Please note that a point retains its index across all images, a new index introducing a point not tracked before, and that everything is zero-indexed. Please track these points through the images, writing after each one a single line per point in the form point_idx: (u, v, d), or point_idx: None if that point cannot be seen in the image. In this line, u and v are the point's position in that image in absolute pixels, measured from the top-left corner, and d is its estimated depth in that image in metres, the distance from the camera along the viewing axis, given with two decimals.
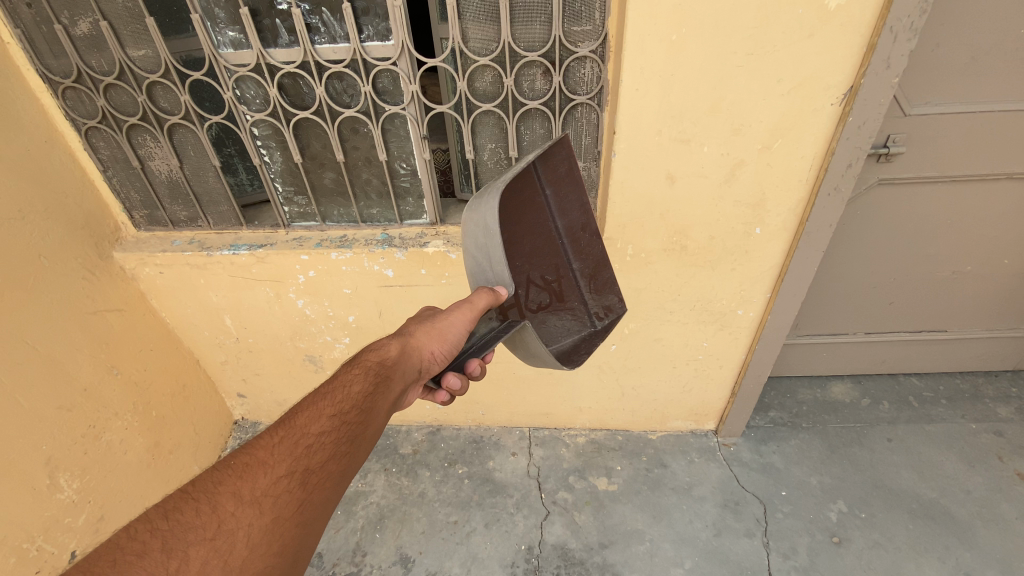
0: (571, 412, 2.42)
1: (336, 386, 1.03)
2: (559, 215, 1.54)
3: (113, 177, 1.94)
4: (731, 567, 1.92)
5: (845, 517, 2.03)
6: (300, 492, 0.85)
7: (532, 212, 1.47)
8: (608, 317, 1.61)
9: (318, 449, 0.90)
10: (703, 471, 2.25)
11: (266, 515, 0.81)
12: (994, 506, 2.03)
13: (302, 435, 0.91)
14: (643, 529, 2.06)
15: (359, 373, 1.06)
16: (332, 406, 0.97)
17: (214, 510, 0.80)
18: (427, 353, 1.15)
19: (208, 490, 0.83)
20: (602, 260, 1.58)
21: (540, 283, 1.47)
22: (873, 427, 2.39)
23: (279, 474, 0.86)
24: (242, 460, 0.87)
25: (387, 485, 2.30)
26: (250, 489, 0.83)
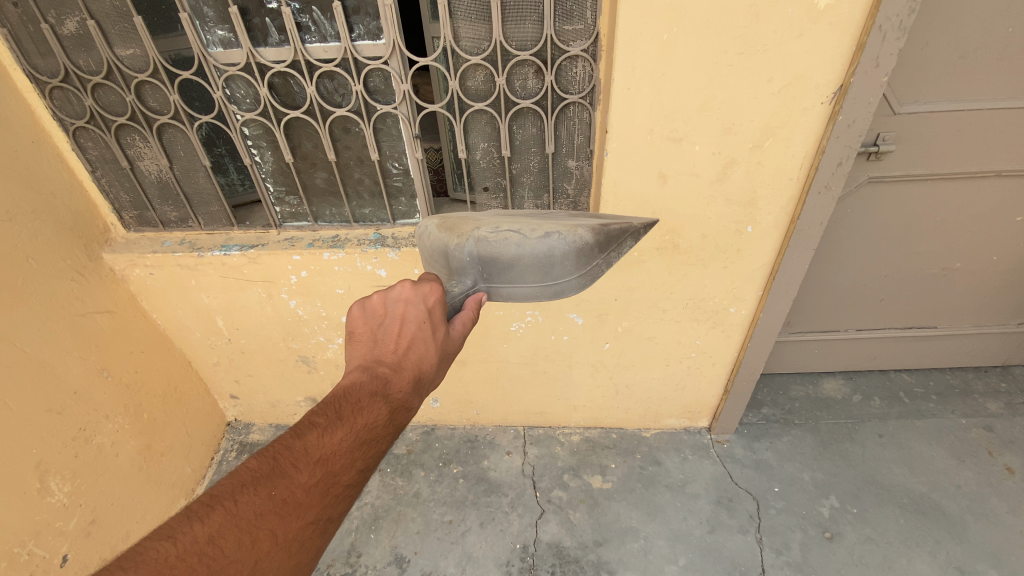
0: (565, 411, 2.42)
1: (366, 427, 0.89)
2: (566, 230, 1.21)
3: (102, 178, 1.92)
4: (724, 563, 1.93)
5: (837, 512, 2.05)
6: (320, 540, 0.82)
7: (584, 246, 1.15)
8: None
9: (344, 503, 0.85)
10: (697, 469, 2.26)
11: (294, 562, 0.78)
12: (984, 500, 2.05)
13: (335, 484, 0.84)
14: (637, 526, 2.07)
15: (391, 423, 0.93)
16: (366, 457, 0.88)
17: (252, 542, 0.75)
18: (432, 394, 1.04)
19: (251, 520, 0.76)
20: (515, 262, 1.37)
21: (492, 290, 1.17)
22: (864, 423, 2.40)
23: (310, 520, 0.81)
24: (281, 492, 0.79)
25: (382, 486, 2.30)
26: (285, 530, 0.78)
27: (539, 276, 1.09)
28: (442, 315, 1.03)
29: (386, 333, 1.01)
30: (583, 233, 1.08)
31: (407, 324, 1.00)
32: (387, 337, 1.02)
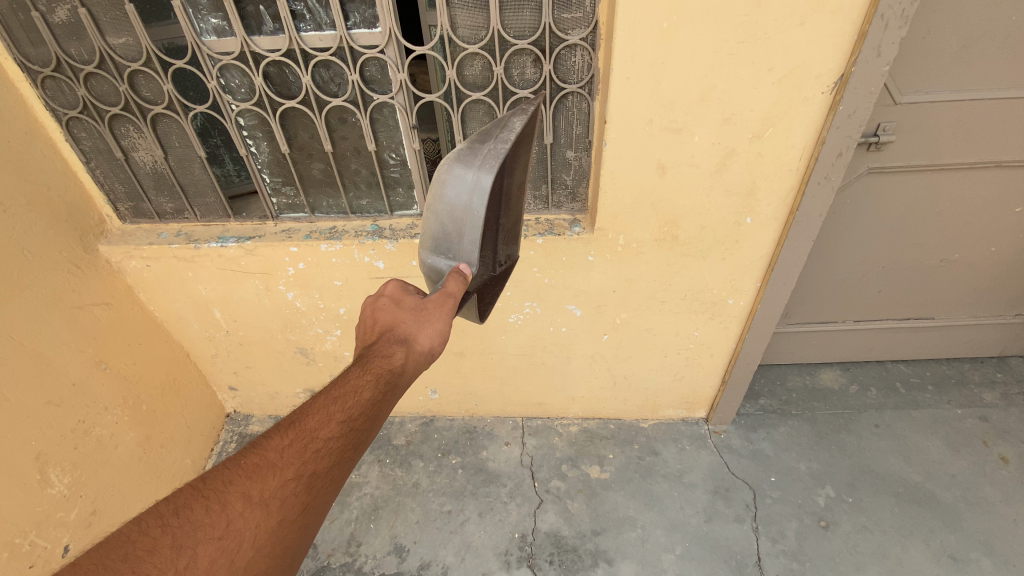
0: (564, 403, 2.43)
1: (342, 389, 0.94)
2: (510, 173, 1.19)
3: (96, 169, 1.91)
4: (721, 552, 1.95)
5: (833, 502, 2.07)
6: (308, 497, 0.82)
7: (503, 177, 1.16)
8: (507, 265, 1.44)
9: (324, 455, 0.86)
10: (694, 459, 2.27)
11: (274, 519, 0.79)
12: (978, 489, 2.07)
13: (312, 441, 0.86)
14: (635, 516, 2.09)
15: (369, 377, 0.95)
16: (342, 412, 0.90)
17: (223, 507, 0.78)
18: (427, 347, 1.04)
19: (219, 488, 0.80)
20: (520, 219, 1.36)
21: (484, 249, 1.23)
22: (860, 413, 2.42)
23: (288, 477, 0.82)
24: (251, 460, 0.84)
25: (381, 477, 2.31)
26: (260, 490, 0.81)
27: (456, 213, 1.11)
28: (400, 292, 1.12)
29: (361, 334, 1.14)
30: (448, 158, 1.13)
31: (373, 316, 1.12)
32: (363, 337, 1.13)
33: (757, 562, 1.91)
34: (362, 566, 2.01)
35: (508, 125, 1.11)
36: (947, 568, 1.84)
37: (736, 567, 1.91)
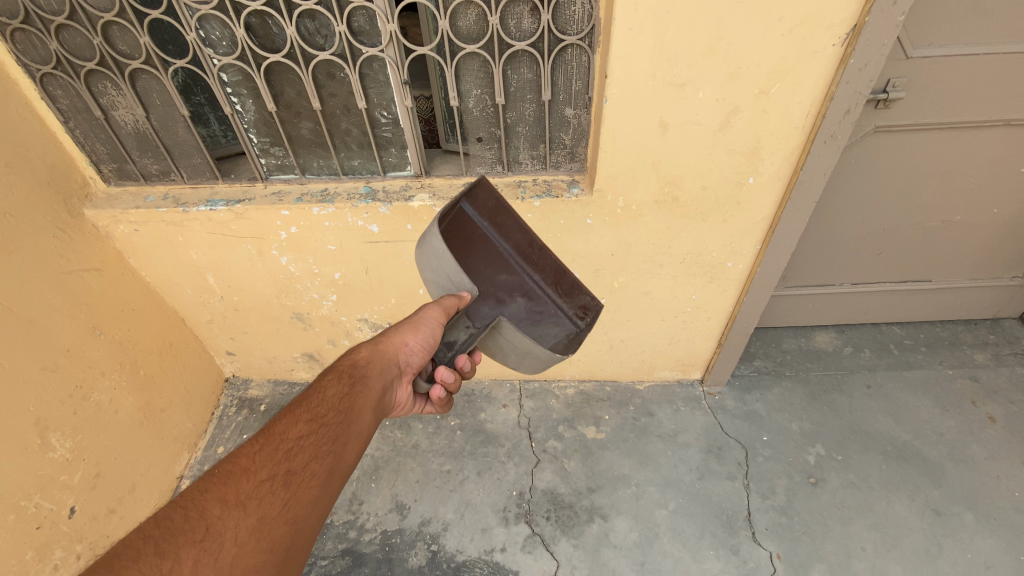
0: (561, 366, 2.45)
1: (310, 393, 1.10)
2: (504, 238, 1.65)
3: (75, 129, 1.83)
4: (712, 508, 2.01)
5: (823, 459, 2.12)
6: (285, 491, 0.89)
7: (478, 244, 1.62)
8: (588, 313, 1.65)
9: (296, 453, 0.95)
10: (688, 420, 2.31)
11: (254, 516, 0.84)
12: (965, 447, 2.13)
13: (282, 442, 0.96)
14: (630, 474, 2.14)
15: (333, 379, 1.16)
16: (308, 413, 1.04)
17: (201, 514, 0.82)
18: (401, 344, 1.28)
19: (196, 497, 0.84)
20: (558, 266, 1.62)
21: (507, 295, 1.62)
22: (853, 374, 2.45)
23: (262, 477, 0.89)
24: (225, 468, 0.90)
25: (382, 438, 2.35)
26: (236, 492, 0.86)
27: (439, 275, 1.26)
28: None
29: None
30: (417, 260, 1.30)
31: None
32: None
33: (748, 517, 1.97)
34: (365, 524, 2.07)
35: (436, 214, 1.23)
36: (931, 521, 1.91)
37: (727, 521, 1.97)
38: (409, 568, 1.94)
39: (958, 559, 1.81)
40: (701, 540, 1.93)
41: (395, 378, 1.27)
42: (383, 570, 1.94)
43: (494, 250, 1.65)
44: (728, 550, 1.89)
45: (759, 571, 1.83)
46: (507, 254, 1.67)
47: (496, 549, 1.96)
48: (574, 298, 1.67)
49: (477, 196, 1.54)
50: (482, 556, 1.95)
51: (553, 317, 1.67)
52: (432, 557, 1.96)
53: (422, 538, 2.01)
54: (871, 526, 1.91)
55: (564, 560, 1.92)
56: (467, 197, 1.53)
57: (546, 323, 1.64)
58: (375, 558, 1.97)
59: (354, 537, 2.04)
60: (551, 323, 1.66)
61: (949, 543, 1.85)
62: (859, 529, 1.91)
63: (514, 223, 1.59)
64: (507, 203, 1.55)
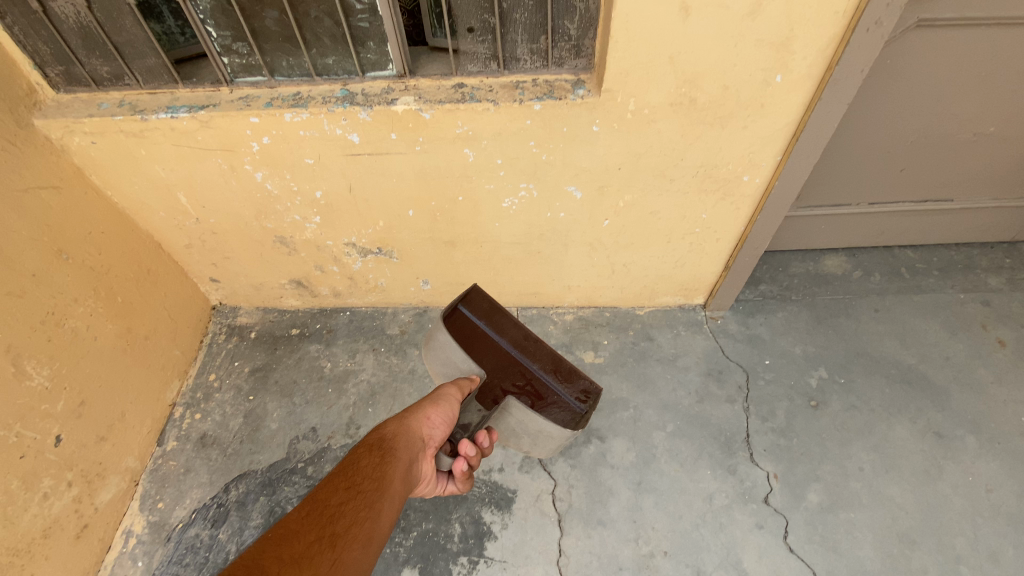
0: (560, 292, 2.34)
1: (344, 466, 1.11)
2: (501, 335, 1.68)
3: (12, 25, 1.57)
4: (711, 430, 2.00)
5: (825, 383, 2.09)
6: (332, 552, 0.87)
7: (478, 344, 1.65)
8: (591, 398, 1.60)
9: (339, 517, 0.95)
10: (690, 345, 2.26)
11: (309, 572, 0.81)
12: (971, 371, 2.10)
13: (324, 507, 0.96)
14: (628, 398, 2.11)
15: (364, 451, 1.18)
16: (346, 481, 1.04)
17: (258, 573, 0.79)
18: (425, 422, 1.34)
19: (252, 559, 0.82)
20: (555, 356, 1.66)
21: (515, 392, 1.59)
22: (861, 298, 2.38)
23: (310, 538, 0.88)
24: (275, 532, 0.88)
25: (377, 365, 2.30)
26: (290, 552, 0.84)
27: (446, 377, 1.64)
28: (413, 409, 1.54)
29: None
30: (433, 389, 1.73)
31: None
32: None
33: (746, 438, 1.97)
34: None
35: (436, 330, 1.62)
36: (931, 443, 1.91)
37: (725, 443, 1.97)
38: None
39: (957, 480, 1.83)
40: (699, 460, 1.93)
41: (421, 451, 1.30)
42: None
43: (502, 361, 1.64)
44: (725, 470, 1.90)
45: (755, 490, 1.85)
46: (507, 349, 1.66)
47: (495, 470, 1.97)
48: (576, 386, 1.62)
49: (470, 303, 1.71)
50: (481, 476, 1.96)
51: (556, 406, 1.59)
52: None
53: None
54: (870, 448, 1.92)
55: (562, 480, 1.93)
56: (464, 301, 1.70)
57: (551, 407, 1.59)
58: None
59: None
60: (553, 410, 1.59)
61: (947, 464, 1.86)
62: (857, 450, 1.91)
63: (512, 324, 1.68)
64: (498, 305, 1.70)
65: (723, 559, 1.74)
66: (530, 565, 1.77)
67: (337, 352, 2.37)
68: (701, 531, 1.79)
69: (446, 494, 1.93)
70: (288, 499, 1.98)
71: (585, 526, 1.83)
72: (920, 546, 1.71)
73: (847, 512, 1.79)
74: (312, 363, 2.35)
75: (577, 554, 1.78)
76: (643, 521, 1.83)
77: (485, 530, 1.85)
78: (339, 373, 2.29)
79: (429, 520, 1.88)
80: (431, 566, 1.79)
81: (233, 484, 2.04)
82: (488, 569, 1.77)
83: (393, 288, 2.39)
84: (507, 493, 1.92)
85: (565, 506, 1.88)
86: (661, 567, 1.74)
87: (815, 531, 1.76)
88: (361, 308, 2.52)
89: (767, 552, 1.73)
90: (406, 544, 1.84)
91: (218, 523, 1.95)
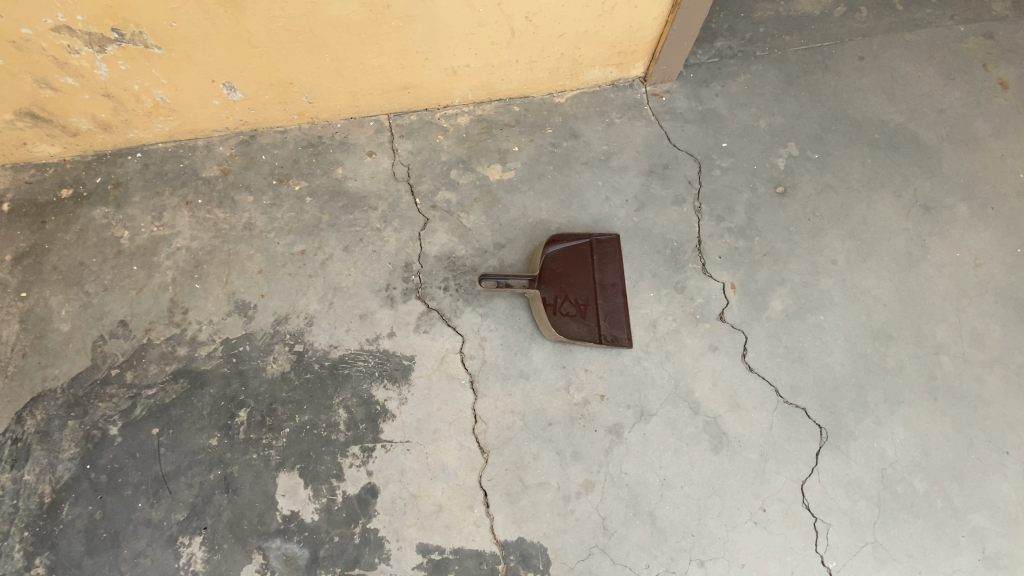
0: (442, 80, 1.58)
1: None
2: (581, 300, 1.45)
3: None
4: (654, 242, 1.54)
5: (795, 162, 1.61)
6: None
7: (579, 315, 1.44)
8: (574, 242, 1.49)
9: None
10: (625, 135, 1.65)
11: None
12: (967, 124, 1.66)
13: None
14: (549, 220, 1.57)
15: None
16: None
17: None
18: None
19: None
20: (598, 277, 1.47)
21: (574, 297, 1.45)
22: (845, 44, 1.77)
23: None
24: None
25: (195, 224, 1.59)
26: None
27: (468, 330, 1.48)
28: None
29: None
30: (474, 347, 1.46)
31: None
32: None
33: (698, 247, 1.53)
34: (195, 336, 1.49)
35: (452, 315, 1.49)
36: (916, 218, 1.55)
37: (671, 256, 1.53)
38: (269, 377, 1.44)
39: (943, 260, 1.51)
40: (640, 282, 1.50)
41: None
42: (234, 386, 1.44)
43: (589, 309, 1.45)
44: (671, 290, 1.49)
45: (709, 307, 1.48)
46: (593, 297, 1.45)
47: (383, 336, 1.47)
48: (608, 327, 1.44)
49: (560, 318, 1.43)
50: (365, 346, 1.46)
51: (581, 274, 1.47)
52: (297, 361, 1.45)
53: (280, 340, 1.47)
54: (847, 236, 1.53)
55: (471, 333, 1.48)
56: (578, 332, 1.43)
57: (566, 320, 1.43)
58: (221, 374, 1.46)
59: (186, 354, 1.48)
60: (580, 272, 1.47)
61: (934, 242, 1.53)
62: (831, 240, 1.53)
63: (616, 271, 1.48)
64: (570, 310, 1.44)
65: (671, 393, 1.41)
66: (440, 441, 1.39)
67: (135, 216, 1.63)
68: (644, 365, 1.43)
69: (322, 376, 1.44)
70: (107, 417, 1.46)
71: (504, 384, 1.43)
72: (896, 341, 1.44)
73: (815, 316, 1.46)
74: (101, 236, 1.62)
75: (496, 418, 1.40)
76: (575, 365, 1.44)
77: (379, 411, 1.41)
78: (144, 244, 1.60)
79: (305, 411, 1.42)
80: (313, 465, 1.38)
81: (26, 412, 1.47)
82: (387, 455, 1.38)
83: (187, 107, 1.56)
84: (402, 362, 1.45)
85: (478, 365, 1.45)
86: (598, 414, 1.40)
87: (779, 343, 1.44)
88: (157, 146, 1.69)
89: (722, 375, 1.42)
90: (278, 445, 1.40)
91: (19, 463, 1.44)
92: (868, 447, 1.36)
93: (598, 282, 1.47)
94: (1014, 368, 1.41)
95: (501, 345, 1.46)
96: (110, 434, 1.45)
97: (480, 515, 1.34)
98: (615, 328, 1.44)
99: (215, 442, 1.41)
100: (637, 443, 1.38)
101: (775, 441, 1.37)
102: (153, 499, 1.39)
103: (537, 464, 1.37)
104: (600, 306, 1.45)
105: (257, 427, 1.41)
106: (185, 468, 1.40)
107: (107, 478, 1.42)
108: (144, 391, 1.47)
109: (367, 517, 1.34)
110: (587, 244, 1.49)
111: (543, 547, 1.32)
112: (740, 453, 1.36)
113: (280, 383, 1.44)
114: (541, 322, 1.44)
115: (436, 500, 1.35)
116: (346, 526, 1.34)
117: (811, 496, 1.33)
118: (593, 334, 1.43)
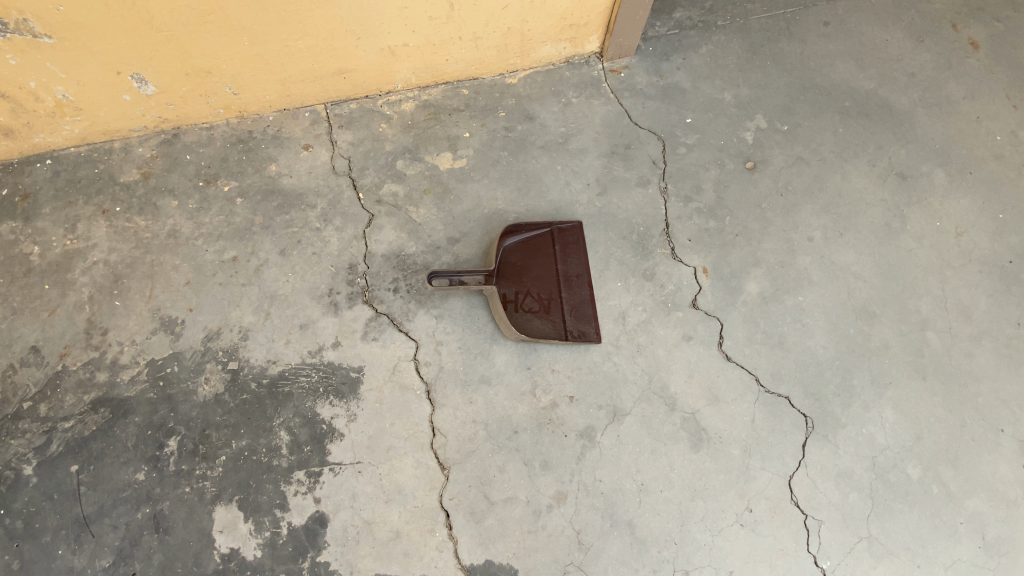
0: (380, 63, 1.45)
1: None
2: (543, 295, 1.33)
3: None
4: (619, 227, 1.43)
5: (764, 135, 1.51)
6: None
7: (541, 310, 1.32)
8: (534, 232, 1.36)
9: None
10: (583, 115, 1.54)
11: None
12: (938, 87, 1.58)
13: None
14: (506, 210, 1.44)
15: None
16: None
17: None
18: None
19: None
20: (561, 270, 1.35)
21: (535, 292, 1.33)
22: (809, 9, 1.68)
23: None
24: None
25: (113, 235, 1.43)
26: None
27: (423, 331, 1.35)
28: None
29: None
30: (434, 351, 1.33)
31: None
32: None
33: (666, 230, 1.43)
34: (117, 359, 1.33)
35: (407, 317, 1.36)
36: (893, 188, 1.46)
37: (638, 242, 1.41)
38: (200, 401, 1.29)
39: (924, 230, 1.42)
40: (607, 272, 1.39)
41: None
42: (162, 413, 1.29)
43: (552, 304, 1.33)
44: (640, 278, 1.38)
45: (681, 294, 1.37)
46: (556, 291, 1.34)
47: (327, 347, 1.33)
48: (575, 322, 1.32)
49: (521, 315, 1.31)
50: (307, 360, 1.32)
51: (542, 266, 1.35)
52: (231, 380, 1.30)
53: (211, 359, 1.32)
54: (822, 210, 1.44)
55: (425, 337, 1.34)
56: (541, 328, 1.31)
57: (527, 317, 1.31)
58: (147, 401, 1.30)
59: (107, 380, 1.32)
60: (541, 265, 1.35)
61: (912, 213, 1.44)
62: (806, 215, 1.43)
63: (580, 261, 1.37)
64: (532, 305, 1.32)
65: (645, 389, 1.30)
66: (394, 459, 1.26)
67: (45, 229, 1.44)
68: (614, 361, 1.32)
69: (260, 396, 1.29)
70: (20, 455, 1.28)
71: (464, 391, 1.30)
72: (880, 319, 1.35)
73: (794, 297, 1.36)
74: (8, 254, 1.42)
75: (457, 430, 1.27)
76: (540, 365, 1.32)
77: (325, 431, 1.27)
78: (55, 260, 1.41)
79: (242, 435, 1.27)
80: (254, 495, 1.24)
81: None
82: (336, 479, 1.24)
83: (96, 105, 1.40)
84: (350, 375, 1.31)
85: (434, 372, 1.32)
86: (568, 417, 1.28)
87: (756, 329, 1.34)
88: (68, 151, 1.50)
89: (698, 366, 1.31)
90: (213, 475, 1.25)
91: None
92: (857, 435, 1.27)
93: (561, 274, 1.35)
94: (1003, 340, 1.33)
95: (460, 346, 1.33)
96: (25, 473, 1.27)
97: (442, 539, 1.21)
98: (581, 322, 1.32)
99: (142, 477, 1.26)
100: (610, 447, 1.26)
101: (758, 434, 1.27)
102: (75, 545, 1.22)
103: (504, 477, 1.24)
104: (564, 300, 1.33)
105: (190, 456, 1.26)
106: (110, 507, 1.24)
107: (23, 524, 1.24)
108: (60, 424, 1.29)
109: (316, 550, 1.21)
110: (548, 234, 1.37)
111: (512, 569, 1.20)
112: (722, 449, 1.26)
113: (213, 406, 1.29)
114: (500, 321, 1.31)
115: (393, 525, 1.22)
116: (293, 561, 1.20)
117: (800, 492, 1.23)
118: (558, 330, 1.31)
